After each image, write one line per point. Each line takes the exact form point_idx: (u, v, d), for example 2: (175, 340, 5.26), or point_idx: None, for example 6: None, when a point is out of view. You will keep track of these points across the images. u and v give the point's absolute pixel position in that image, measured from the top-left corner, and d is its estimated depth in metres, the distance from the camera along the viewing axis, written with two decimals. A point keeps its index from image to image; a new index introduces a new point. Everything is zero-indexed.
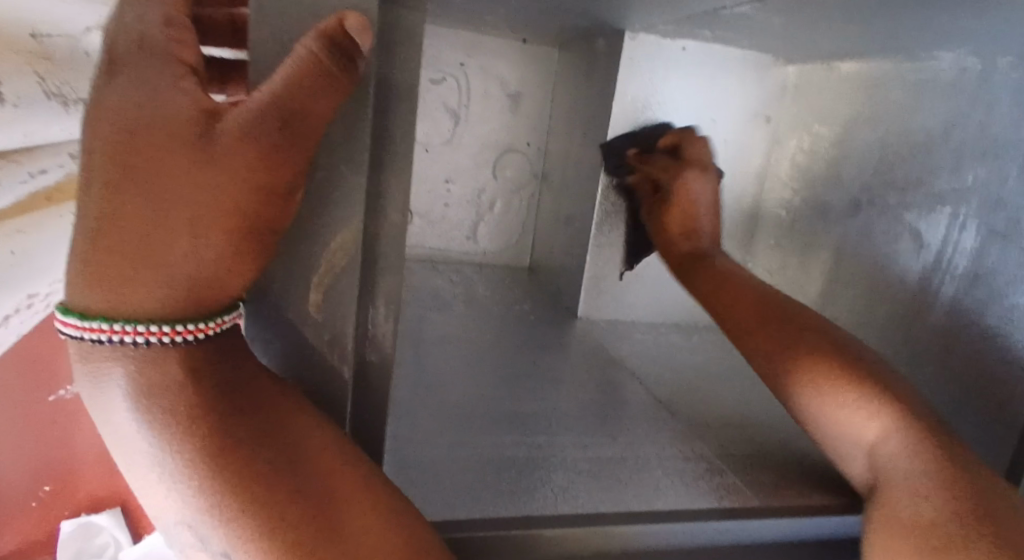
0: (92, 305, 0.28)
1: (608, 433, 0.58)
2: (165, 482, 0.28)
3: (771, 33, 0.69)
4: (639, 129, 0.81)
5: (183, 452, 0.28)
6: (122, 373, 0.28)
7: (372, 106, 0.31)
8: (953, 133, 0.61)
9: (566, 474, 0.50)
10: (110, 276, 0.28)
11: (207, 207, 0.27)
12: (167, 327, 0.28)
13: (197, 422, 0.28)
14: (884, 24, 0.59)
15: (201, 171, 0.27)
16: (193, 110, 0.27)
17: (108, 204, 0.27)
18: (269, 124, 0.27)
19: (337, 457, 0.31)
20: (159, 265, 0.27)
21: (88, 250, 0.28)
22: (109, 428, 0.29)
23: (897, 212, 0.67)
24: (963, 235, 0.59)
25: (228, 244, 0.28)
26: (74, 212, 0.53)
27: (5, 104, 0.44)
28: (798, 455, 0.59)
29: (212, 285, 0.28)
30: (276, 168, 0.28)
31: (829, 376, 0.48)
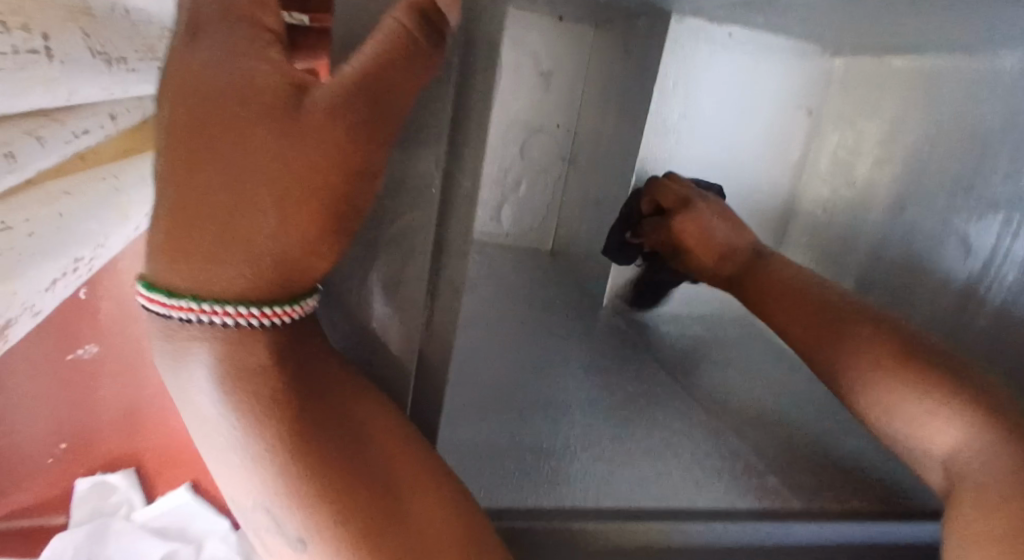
0: (172, 284, 0.28)
1: (644, 425, 0.57)
2: (242, 461, 0.28)
3: (826, 21, 0.67)
4: (681, 115, 0.78)
5: (263, 434, 0.28)
6: (204, 349, 0.28)
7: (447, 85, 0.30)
8: (1011, 135, 0.60)
9: (604, 465, 0.51)
10: (191, 253, 0.27)
11: (296, 185, 0.27)
12: (251, 309, 0.28)
13: (280, 409, 0.28)
14: (955, 17, 0.57)
15: (288, 147, 0.27)
16: (279, 83, 0.27)
17: (192, 179, 0.27)
18: (360, 99, 0.27)
19: (405, 445, 0.31)
20: (244, 245, 0.27)
21: (169, 225, 0.28)
22: (189, 407, 0.29)
23: (946, 215, 0.66)
24: (1015, 241, 0.58)
25: (314, 224, 0.27)
26: (112, 174, 0.50)
27: (50, 61, 0.40)
28: (832, 456, 0.58)
29: (294, 266, 0.28)
30: (365, 147, 0.27)
31: (881, 360, 0.45)
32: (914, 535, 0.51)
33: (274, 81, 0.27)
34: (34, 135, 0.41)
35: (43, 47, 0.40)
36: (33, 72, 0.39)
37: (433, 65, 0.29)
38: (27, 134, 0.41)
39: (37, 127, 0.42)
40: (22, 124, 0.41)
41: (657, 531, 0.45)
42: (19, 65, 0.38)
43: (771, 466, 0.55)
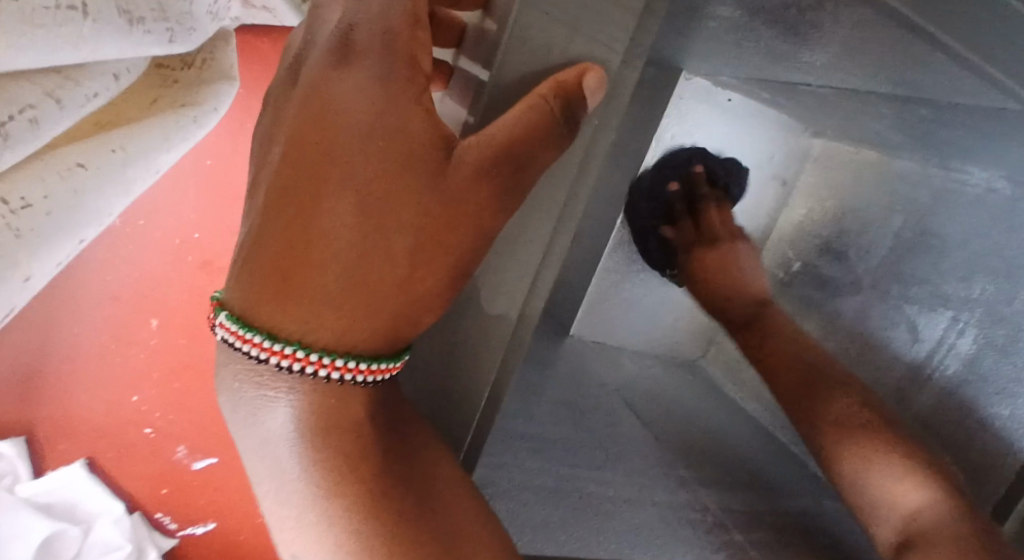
0: (292, 324, 0.35)
1: (625, 467, 0.58)
2: (321, 520, 0.36)
3: (823, 112, 0.70)
4: (670, 162, 0.76)
5: (345, 497, 0.36)
6: (295, 403, 0.36)
7: (565, 172, 0.37)
8: (968, 245, 0.68)
9: (594, 512, 0.52)
10: (314, 281, 0.34)
11: (424, 234, 0.34)
12: (354, 364, 0.35)
13: (361, 461, 0.36)
14: (943, 138, 0.61)
15: (432, 205, 0.33)
16: (431, 143, 0.33)
17: (332, 223, 0.34)
18: (503, 168, 0.33)
19: (459, 499, 0.38)
20: (369, 280, 0.34)
21: (303, 261, 0.34)
22: (275, 458, 0.37)
23: (898, 302, 0.73)
24: (961, 338, 0.66)
25: (435, 270, 0.34)
26: (123, 147, 0.43)
27: (85, 18, 0.36)
28: (785, 512, 0.63)
29: (412, 307, 0.35)
30: (493, 210, 0.34)
31: (870, 443, 0.55)
32: None
33: (425, 141, 0.33)
34: (53, 95, 0.37)
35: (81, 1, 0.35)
36: (69, 30, 0.35)
37: (562, 151, 0.35)
38: (43, 96, 0.36)
39: (55, 86, 0.37)
40: (39, 83, 0.36)
41: None
42: (56, 22, 0.34)
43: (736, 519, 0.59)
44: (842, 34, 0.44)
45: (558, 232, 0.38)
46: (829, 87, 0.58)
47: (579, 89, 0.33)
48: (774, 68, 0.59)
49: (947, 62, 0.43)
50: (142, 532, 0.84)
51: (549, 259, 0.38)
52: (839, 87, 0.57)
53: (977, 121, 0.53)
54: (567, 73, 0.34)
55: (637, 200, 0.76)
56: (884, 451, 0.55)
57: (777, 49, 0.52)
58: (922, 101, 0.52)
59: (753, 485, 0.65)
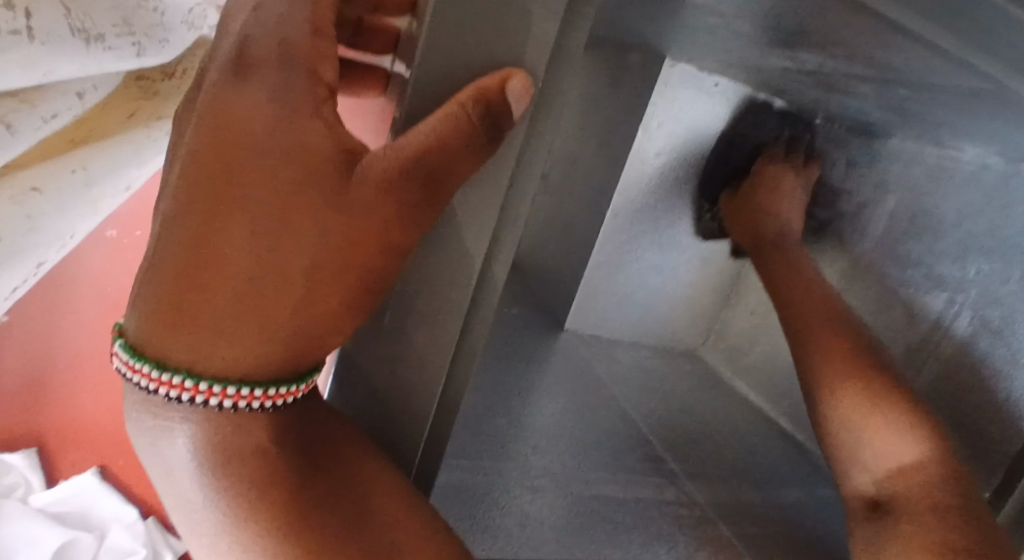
0: (181, 352, 0.33)
1: (607, 465, 0.57)
2: (234, 550, 0.33)
3: (807, 94, 0.68)
4: (658, 153, 0.73)
5: (255, 524, 0.33)
6: (191, 432, 0.34)
7: (501, 180, 0.36)
8: (961, 225, 0.66)
9: (572, 509, 0.53)
10: (206, 309, 0.32)
11: (323, 256, 0.32)
12: (249, 391, 0.34)
13: (273, 486, 0.34)
14: (932, 117, 0.59)
15: (330, 222, 0.32)
16: (330, 158, 0.32)
17: (222, 244, 0.32)
18: (413, 183, 0.33)
19: (400, 510, 0.38)
20: (267, 306, 0.32)
21: (193, 285, 0.32)
22: (175, 488, 0.34)
23: (893, 285, 0.72)
24: (957, 318, 0.65)
25: (339, 292, 0.33)
26: (84, 167, 0.43)
27: (31, 42, 0.33)
28: (776, 506, 0.62)
29: (314, 330, 0.34)
30: (401, 226, 0.33)
31: (849, 378, 0.54)
32: None
33: (324, 155, 0.32)
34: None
35: (24, 25, 0.33)
36: (12, 54, 0.33)
37: (484, 160, 0.34)
38: None
39: (3, 111, 0.35)
40: None
41: None
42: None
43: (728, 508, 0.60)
44: (804, 17, 0.42)
45: (497, 238, 0.37)
46: (807, 70, 0.56)
47: (500, 95, 0.33)
48: (748, 51, 0.57)
49: (913, 45, 0.41)
50: (156, 535, 0.86)
51: (493, 269, 0.38)
52: (818, 70, 0.55)
53: (961, 100, 0.51)
54: (490, 79, 0.33)
55: (628, 191, 0.73)
56: (869, 401, 0.52)
57: (746, 32, 0.50)
58: (903, 82, 0.51)
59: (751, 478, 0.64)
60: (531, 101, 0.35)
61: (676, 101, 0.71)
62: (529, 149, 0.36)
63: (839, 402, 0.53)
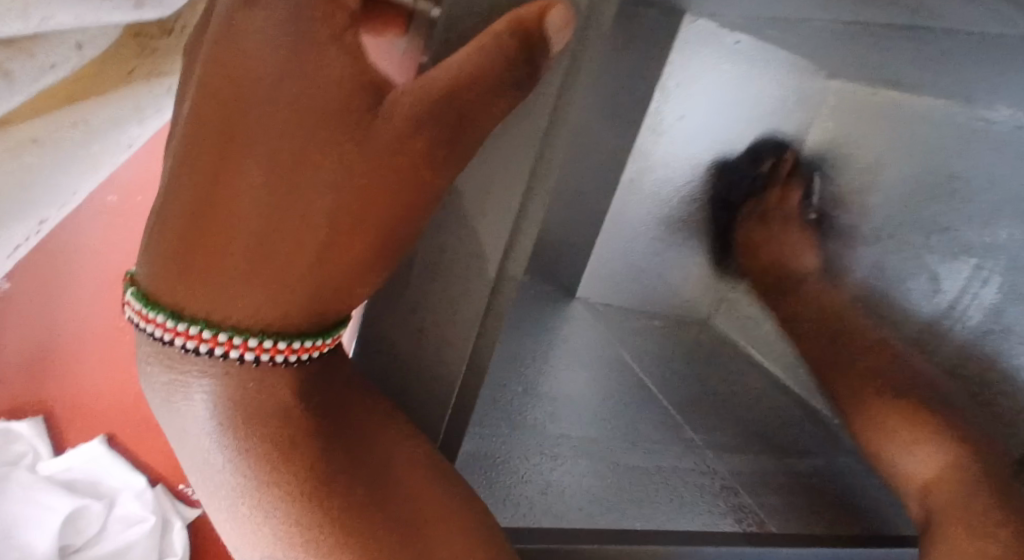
0: (199, 301, 0.32)
1: (629, 433, 0.56)
2: (254, 515, 0.32)
3: (836, 51, 0.66)
4: (674, 117, 0.69)
5: (274, 491, 0.31)
6: (209, 388, 0.33)
7: (534, 132, 0.34)
8: None
9: (595, 479, 0.51)
10: (225, 255, 0.31)
11: (347, 201, 0.31)
12: (273, 344, 0.32)
13: (291, 451, 0.32)
14: (969, 71, 0.57)
15: (357, 163, 0.30)
16: (354, 93, 0.30)
17: (240, 186, 0.30)
18: (443, 122, 0.31)
19: (426, 481, 0.35)
20: (288, 253, 0.31)
21: (211, 230, 0.31)
22: (193, 448, 0.33)
23: (920, 251, 0.74)
24: (984, 287, 0.71)
25: (363, 239, 0.32)
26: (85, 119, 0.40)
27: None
28: (798, 474, 0.61)
29: (337, 280, 0.32)
30: (428, 170, 0.31)
31: (888, 413, 0.60)
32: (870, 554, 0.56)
33: (346, 89, 0.30)
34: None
35: None
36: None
37: (518, 103, 0.32)
38: None
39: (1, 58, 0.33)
40: None
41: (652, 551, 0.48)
42: None
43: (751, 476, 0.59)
44: None
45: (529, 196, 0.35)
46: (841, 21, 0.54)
47: (537, 29, 0.30)
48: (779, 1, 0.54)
49: None
50: (165, 504, 0.83)
51: (525, 225, 0.36)
52: (853, 19, 0.53)
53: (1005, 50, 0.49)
54: (527, 10, 0.31)
55: (642, 157, 0.70)
56: (904, 424, 0.58)
57: None
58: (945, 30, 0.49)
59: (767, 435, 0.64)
60: (569, 40, 0.32)
61: (695, 60, 0.66)
62: (565, 95, 0.34)
63: (879, 429, 0.60)
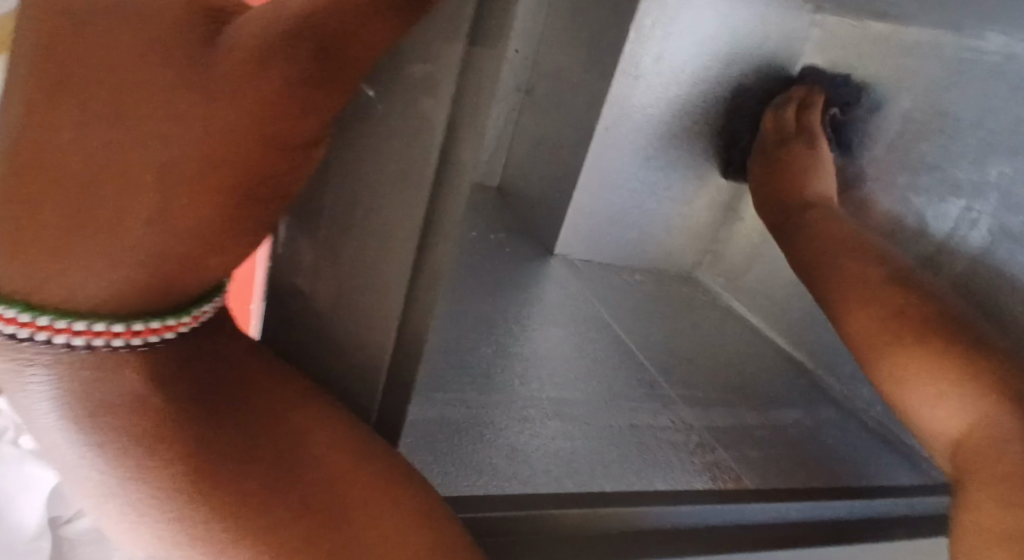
0: (12, 279, 0.26)
1: (603, 395, 0.54)
2: (130, 517, 0.26)
3: None
4: (652, 59, 0.66)
5: (147, 488, 0.26)
6: (50, 377, 0.26)
7: (449, 79, 0.30)
8: (986, 121, 0.61)
9: (565, 443, 0.48)
10: (46, 222, 0.26)
11: (183, 154, 0.25)
12: (110, 327, 0.27)
13: (159, 438, 0.26)
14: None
15: (185, 102, 0.24)
16: (188, 26, 0.25)
17: (55, 137, 0.25)
18: (301, 52, 0.25)
19: (350, 461, 0.30)
20: (117, 219, 0.25)
21: (24, 192, 0.26)
22: (46, 443, 0.27)
23: (905, 190, 0.66)
24: (973, 228, 0.60)
25: (214, 202, 0.26)
26: None
27: None
28: (776, 427, 0.59)
29: (187, 253, 0.26)
30: (287, 113, 0.25)
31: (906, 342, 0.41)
32: (853, 509, 0.54)
33: (175, 18, 0.25)
34: None
35: None
36: None
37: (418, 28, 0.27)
38: None
39: None
40: None
41: (625, 514, 0.45)
42: None
43: (730, 430, 0.57)
44: None
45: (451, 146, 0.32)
46: None
47: None
48: None
49: None
50: None
51: (448, 185, 0.32)
52: None
53: None
54: None
55: (618, 101, 0.68)
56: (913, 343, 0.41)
57: None
58: None
59: (744, 385, 0.63)
60: None
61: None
62: (482, 33, 0.30)
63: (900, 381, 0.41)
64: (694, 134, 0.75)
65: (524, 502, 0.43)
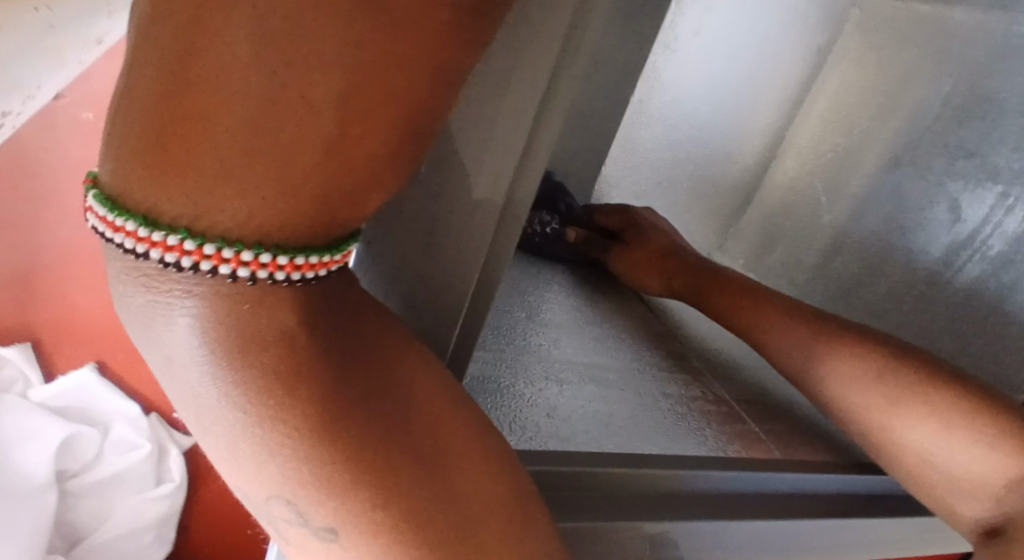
0: (174, 204, 0.24)
1: (644, 374, 0.55)
2: (258, 455, 0.25)
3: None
4: (692, 31, 0.66)
5: (279, 430, 0.25)
6: (195, 311, 0.25)
7: (553, 24, 0.32)
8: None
9: (609, 406, 0.49)
10: (198, 145, 0.23)
11: (359, 81, 0.23)
12: (272, 258, 0.25)
13: (296, 381, 0.25)
14: None
15: (374, 27, 0.22)
16: None
17: (222, 48, 0.22)
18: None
19: (447, 410, 0.29)
20: (280, 148, 0.23)
21: (184, 109, 0.23)
22: (172, 372, 0.26)
23: (939, 178, 0.67)
24: (1007, 215, 0.61)
25: (382, 135, 0.24)
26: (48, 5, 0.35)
27: None
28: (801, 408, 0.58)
29: (350, 187, 0.25)
30: (455, 47, 0.24)
31: (865, 359, 0.44)
32: (867, 489, 0.53)
33: None
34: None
35: None
36: None
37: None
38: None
39: None
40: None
41: (663, 476, 0.44)
42: None
43: (758, 409, 0.59)
44: None
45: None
46: None
47: None
48: None
49: None
50: (161, 431, 0.76)
51: (544, 124, 0.33)
52: None
53: None
54: None
55: (653, 75, 0.65)
56: (906, 382, 0.42)
57: None
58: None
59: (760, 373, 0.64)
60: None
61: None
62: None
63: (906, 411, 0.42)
64: (731, 111, 0.73)
65: (569, 459, 0.42)
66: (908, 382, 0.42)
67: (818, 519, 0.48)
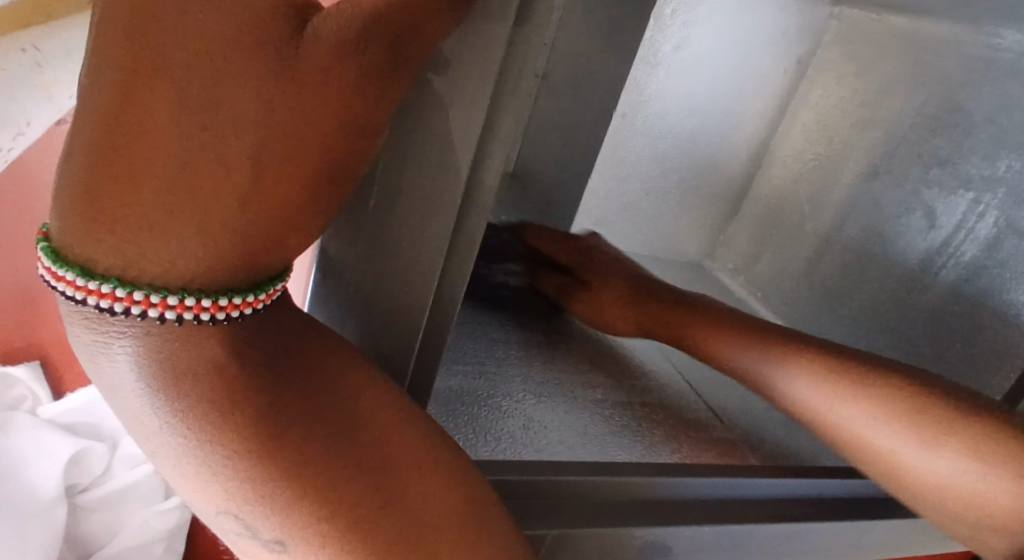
0: (104, 255, 0.27)
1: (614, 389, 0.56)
2: (202, 476, 0.27)
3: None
4: (671, 46, 0.68)
5: (221, 452, 0.27)
6: (134, 350, 0.27)
7: (491, 57, 0.32)
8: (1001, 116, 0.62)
9: (569, 418, 0.50)
10: (129, 203, 0.26)
11: (269, 142, 0.26)
12: (196, 301, 0.27)
13: (234, 405, 0.27)
14: None
15: (275, 91, 0.25)
16: (272, 13, 0.25)
17: (148, 121, 0.26)
18: (376, 44, 0.26)
19: (389, 424, 0.31)
20: (201, 201, 0.26)
21: (118, 172, 0.26)
22: (121, 403, 0.28)
23: (916, 187, 0.67)
24: (979, 223, 0.62)
25: (296, 185, 0.27)
26: (36, 47, 0.40)
27: None
28: None
29: (270, 231, 0.28)
30: (364, 103, 0.27)
31: (854, 381, 0.41)
32: (846, 492, 0.56)
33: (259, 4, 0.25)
34: None
35: None
36: None
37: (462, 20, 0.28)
38: None
39: None
40: None
41: (645, 483, 0.47)
42: None
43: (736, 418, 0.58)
44: None
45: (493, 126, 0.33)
46: None
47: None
48: None
49: None
50: None
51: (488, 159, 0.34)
52: None
53: None
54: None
55: (635, 89, 0.68)
56: (896, 397, 0.40)
57: None
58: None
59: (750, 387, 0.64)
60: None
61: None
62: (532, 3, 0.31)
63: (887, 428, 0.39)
64: (714, 124, 0.75)
65: (548, 468, 0.44)
66: (888, 386, 0.40)
67: (790, 522, 0.51)
